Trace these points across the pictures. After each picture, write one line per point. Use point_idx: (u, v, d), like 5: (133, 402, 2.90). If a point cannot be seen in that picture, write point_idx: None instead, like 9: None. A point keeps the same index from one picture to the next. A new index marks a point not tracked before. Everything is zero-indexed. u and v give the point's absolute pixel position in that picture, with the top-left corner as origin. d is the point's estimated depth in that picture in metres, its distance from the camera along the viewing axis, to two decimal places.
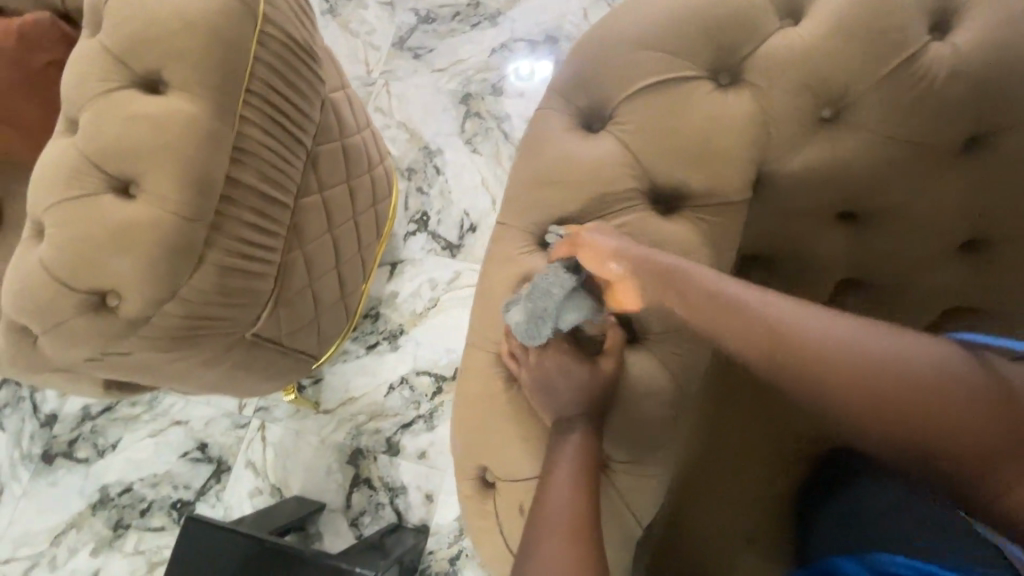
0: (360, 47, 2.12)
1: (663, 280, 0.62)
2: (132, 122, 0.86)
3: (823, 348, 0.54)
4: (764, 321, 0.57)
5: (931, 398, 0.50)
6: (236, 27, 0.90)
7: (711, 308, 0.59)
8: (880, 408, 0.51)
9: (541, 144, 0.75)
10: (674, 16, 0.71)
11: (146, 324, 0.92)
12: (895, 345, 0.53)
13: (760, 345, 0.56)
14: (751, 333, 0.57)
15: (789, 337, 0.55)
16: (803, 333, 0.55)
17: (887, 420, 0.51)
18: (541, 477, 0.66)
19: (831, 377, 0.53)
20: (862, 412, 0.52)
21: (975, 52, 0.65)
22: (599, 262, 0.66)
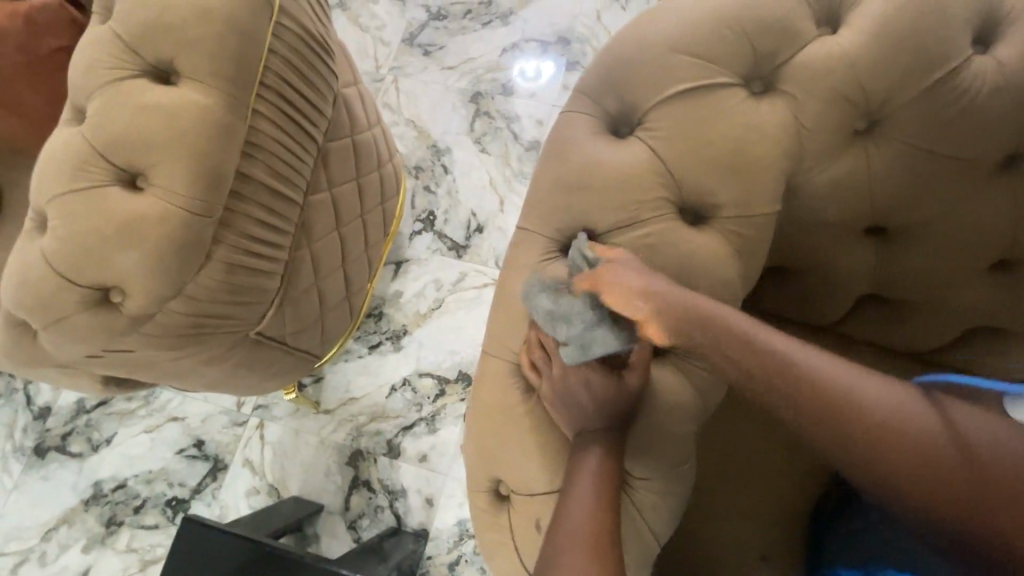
0: (369, 42, 2.09)
1: (701, 326, 0.61)
2: (142, 112, 0.83)
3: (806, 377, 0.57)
4: (810, 378, 0.57)
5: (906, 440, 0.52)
6: (252, 17, 0.87)
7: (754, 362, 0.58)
8: (926, 474, 0.52)
9: (567, 148, 0.73)
10: (708, 20, 0.69)
11: (150, 321, 0.89)
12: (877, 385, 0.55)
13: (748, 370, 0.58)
14: (796, 393, 0.56)
15: (834, 397, 0.55)
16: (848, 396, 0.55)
17: (924, 481, 0.52)
18: (559, 493, 0.64)
19: (875, 442, 0.53)
20: (904, 475, 0.52)
21: (1020, 67, 0.63)
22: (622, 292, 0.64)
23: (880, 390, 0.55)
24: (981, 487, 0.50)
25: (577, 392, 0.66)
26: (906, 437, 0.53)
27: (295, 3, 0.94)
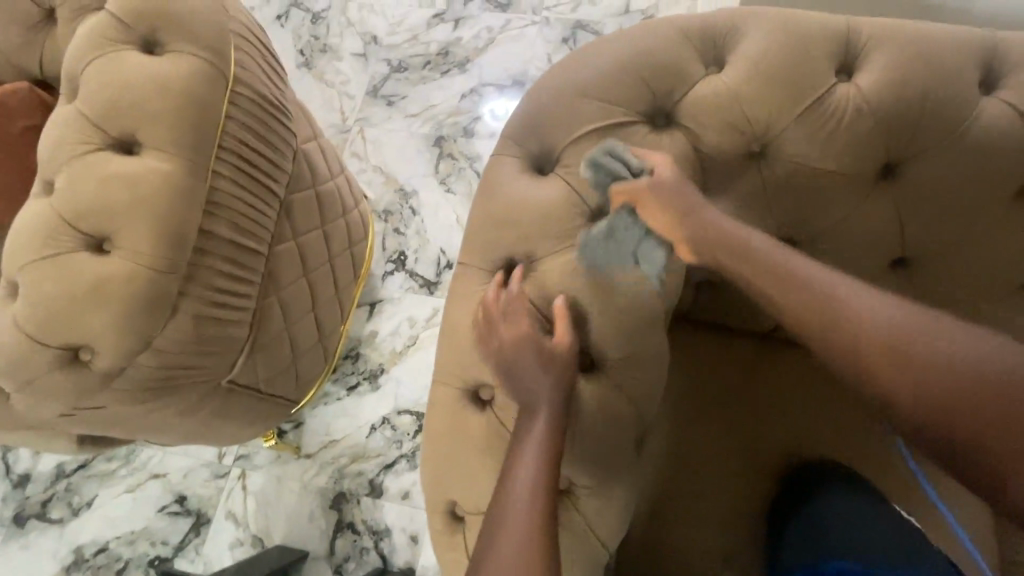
0: (335, 97, 2.20)
1: (737, 266, 0.72)
2: (106, 182, 0.90)
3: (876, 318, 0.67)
4: (856, 307, 0.68)
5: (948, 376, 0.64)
6: (206, 88, 0.95)
7: (788, 295, 0.70)
8: (925, 385, 0.64)
9: (497, 187, 0.81)
10: (610, 68, 0.78)
11: (121, 377, 0.93)
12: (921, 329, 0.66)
13: (822, 309, 0.68)
14: (821, 316, 0.68)
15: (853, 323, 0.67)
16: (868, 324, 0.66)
17: (957, 414, 0.63)
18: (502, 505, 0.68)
19: (881, 358, 0.66)
20: (934, 400, 0.64)
21: (879, 91, 0.72)
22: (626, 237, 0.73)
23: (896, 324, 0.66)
24: (966, 389, 0.63)
25: (518, 406, 0.73)
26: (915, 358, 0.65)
27: (248, 72, 1.02)
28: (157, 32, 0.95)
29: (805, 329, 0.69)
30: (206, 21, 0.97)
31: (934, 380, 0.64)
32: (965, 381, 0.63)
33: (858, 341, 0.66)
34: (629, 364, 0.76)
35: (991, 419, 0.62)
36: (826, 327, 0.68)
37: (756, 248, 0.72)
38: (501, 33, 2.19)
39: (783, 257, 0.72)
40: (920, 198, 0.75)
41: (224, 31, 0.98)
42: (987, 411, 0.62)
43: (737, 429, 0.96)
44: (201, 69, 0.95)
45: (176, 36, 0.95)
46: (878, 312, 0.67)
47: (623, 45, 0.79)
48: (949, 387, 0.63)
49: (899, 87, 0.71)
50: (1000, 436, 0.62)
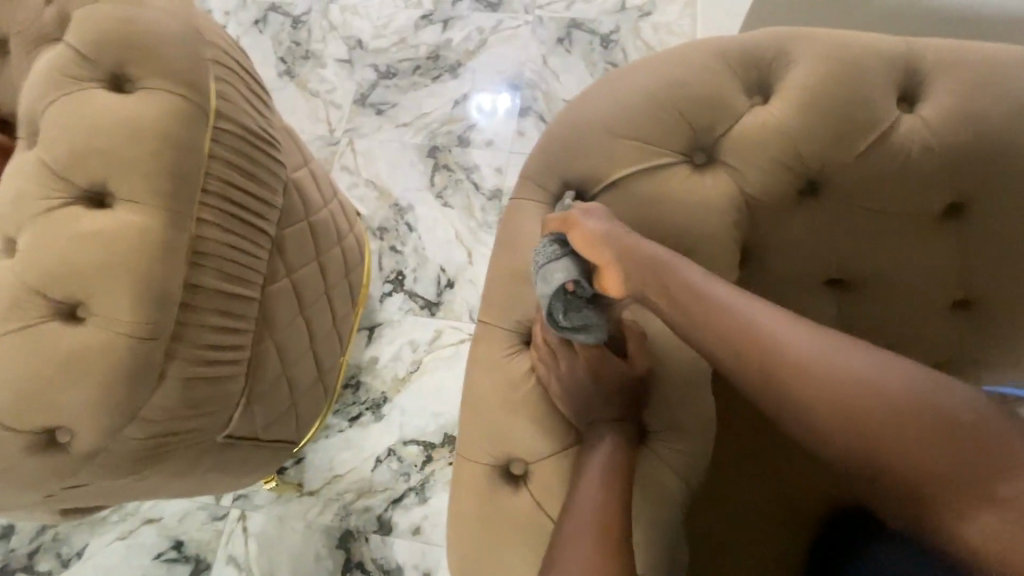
0: (320, 107, 2.08)
1: (679, 295, 0.60)
2: (76, 241, 0.80)
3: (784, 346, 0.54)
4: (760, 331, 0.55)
5: (885, 413, 0.49)
6: (185, 128, 0.84)
7: (712, 324, 0.57)
8: (864, 423, 0.49)
9: (520, 237, 0.72)
10: (642, 99, 0.70)
11: (104, 454, 0.85)
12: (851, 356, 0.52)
13: (728, 337, 0.57)
14: (738, 346, 0.56)
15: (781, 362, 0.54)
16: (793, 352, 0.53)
17: (909, 463, 0.47)
18: None
19: (823, 398, 0.51)
20: (871, 446, 0.49)
21: (947, 124, 0.64)
22: (588, 246, 0.64)
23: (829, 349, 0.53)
24: (907, 426, 0.48)
25: (559, 488, 0.66)
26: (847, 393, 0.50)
27: (231, 105, 0.92)
28: (125, 66, 0.84)
29: (717, 362, 0.58)
30: (180, 51, 0.86)
31: (877, 417, 0.49)
32: (919, 416, 0.48)
33: (784, 378, 0.53)
34: (679, 435, 0.68)
35: (952, 466, 0.46)
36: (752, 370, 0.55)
37: (678, 262, 0.62)
38: (493, 35, 2.09)
39: (728, 289, 0.60)
40: (992, 237, 0.67)
41: (201, 61, 0.88)
42: (946, 455, 0.46)
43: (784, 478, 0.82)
44: (178, 107, 0.85)
45: (147, 71, 0.84)
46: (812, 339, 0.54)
47: (655, 74, 0.71)
48: (901, 425, 0.48)
49: (968, 119, 0.64)
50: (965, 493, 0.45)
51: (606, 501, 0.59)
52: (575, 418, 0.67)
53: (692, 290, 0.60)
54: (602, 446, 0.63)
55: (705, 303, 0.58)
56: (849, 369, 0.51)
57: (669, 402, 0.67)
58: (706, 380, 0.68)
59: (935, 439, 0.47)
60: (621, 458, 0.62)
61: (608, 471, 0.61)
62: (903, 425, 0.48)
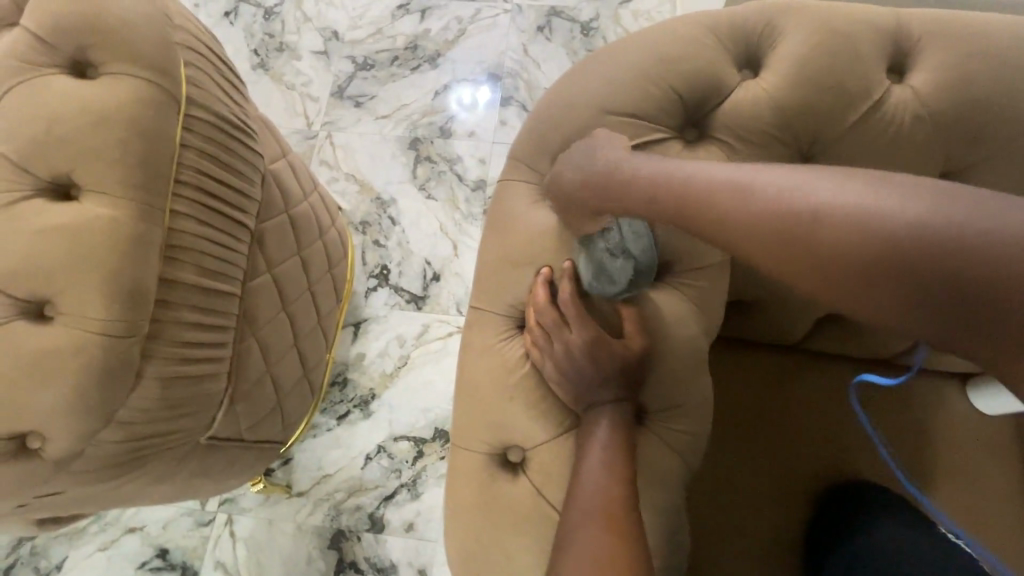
0: (297, 99, 2.03)
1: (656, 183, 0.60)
2: (40, 236, 0.75)
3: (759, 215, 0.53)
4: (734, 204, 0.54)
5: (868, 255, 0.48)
6: (154, 115, 0.80)
7: (699, 205, 0.56)
8: (883, 272, 0.47)
9: (511, 219, 0.70)
10: (631, 75, 0.68)
11: (79, 459, 0.81)
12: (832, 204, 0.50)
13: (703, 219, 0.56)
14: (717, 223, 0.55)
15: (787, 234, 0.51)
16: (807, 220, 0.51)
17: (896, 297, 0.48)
18: None
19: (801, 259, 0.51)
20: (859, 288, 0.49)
21: (938, 93, 0.64)
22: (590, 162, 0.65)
23: (842, 208, 0.50)
24: (892, 264, 0.47)
25: (558, 474, 0.64)
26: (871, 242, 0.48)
27: (201, 91, 0.88)
28: (87, 50, 0.80)
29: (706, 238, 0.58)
30: (145, 34, 0.82)
31: (883, 257, 0.47)
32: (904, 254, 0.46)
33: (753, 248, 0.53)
34: (679, 415, 0.67)
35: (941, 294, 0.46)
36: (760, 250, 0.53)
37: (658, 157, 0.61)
38: (472, 24, 2.06)
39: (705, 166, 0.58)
40: None
41: (169, 45, 0.84)
42: (933, 285, 0.46)
43: (770, 449, 0.87)
44: (145, 93, 0.80)
45: (111, 55, 0.80)
46: (821, 197, 0.51)
47: (644, 49, 0.69)
48: (900, 267, 0.46)
49: (959, 88, 0.64)
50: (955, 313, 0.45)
51: (606, 484, 0.58)
52: (571, 402, 0.65)
53: (694, 177, 0.58)
54: (602, 427, 0.62)
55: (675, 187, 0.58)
56: (873, 225, 0.48)
57: (668, 382, 0.66)
58: (703, 360, 0.67)
59: (950, 269, 0.45)
60: (620, 439, 0.61)
61: (608, 452, 0.60)
62: (902, 268, 0.46)
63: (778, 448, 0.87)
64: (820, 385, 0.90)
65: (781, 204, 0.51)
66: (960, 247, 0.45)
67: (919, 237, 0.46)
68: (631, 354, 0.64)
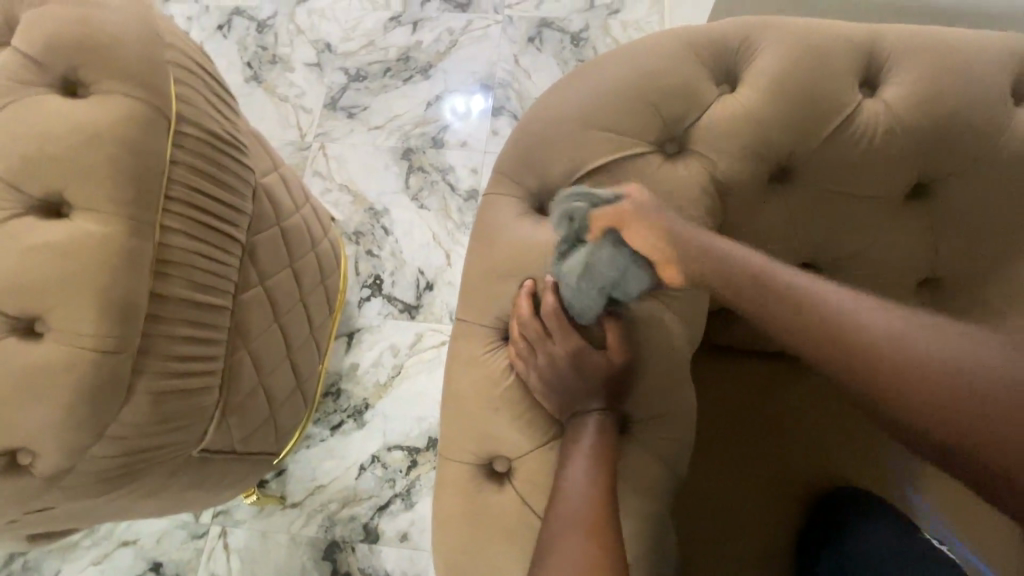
0: (290, 111, 2.04)
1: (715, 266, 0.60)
2: (31, 254, 0.76)
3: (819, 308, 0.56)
4: (797, 297, 0.58)
5: (921, 371, 0.52)
6: (144, 132, 0.82)
7: (760, 294, 0.59)
8: (920, 382, 0.51)
9: (496, 232, 0.72)
10: (612, 90, 0.69)
11: (70, 474, 0.81)
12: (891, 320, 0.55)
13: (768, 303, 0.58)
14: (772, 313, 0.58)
15: (847, 328, 0.55)
16: (861, 325, 0.55)
17: (946, 419, 0.50)
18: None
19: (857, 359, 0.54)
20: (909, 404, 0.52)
21: (909, 108, 0.66)
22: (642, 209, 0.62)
23: (894, 324, 0.54)
24: (948, 389, 0.51)
25: (543, 485, 0.65)
26: (917, 358, 0.52)
27: (192, 108, 0.89)
28: (78, 69, 0.81)
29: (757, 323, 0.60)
30: (135, 53, 0.83)
31: (933, 377, 0.51)
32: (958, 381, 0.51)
33: (813, 336, 0.56)
34: (662, 424, 0.68)
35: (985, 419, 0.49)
36: (810, 338, 0.56)
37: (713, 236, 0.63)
38: (464, 35, 2.08)
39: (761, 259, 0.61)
40: (954, 215, 0.69)
41: (160, 64, 0.85)
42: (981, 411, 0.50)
43: (759, 455, 0.88)
44: (137, 111, 0.82)
45: (102, 74, 0.81)
46: (879, 312, 0.55)
47: (625, 64, 0.70)
48: (953, 391, 0.51)
49: (928, 102, 0.66)
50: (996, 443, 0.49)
51: (591, 492, 0.59)
52: (557, 413, 0.66)
53: (758, 263, 0.60)
54: (586, 436, 0.63)
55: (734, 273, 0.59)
56: (923, 344, 0.53)
57: (652, 391, 0.67)
58: (685, 369, 0.68)
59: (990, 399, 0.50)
60: (604, 447, 0.62)
61: (593, 460, 0.61)
62: (955, 393, 0.50)
63: (767, 455, 0.88)
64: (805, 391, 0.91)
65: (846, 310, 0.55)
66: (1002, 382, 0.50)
67: (965, 368, 0.51)
68: (613, 360, 0.65)
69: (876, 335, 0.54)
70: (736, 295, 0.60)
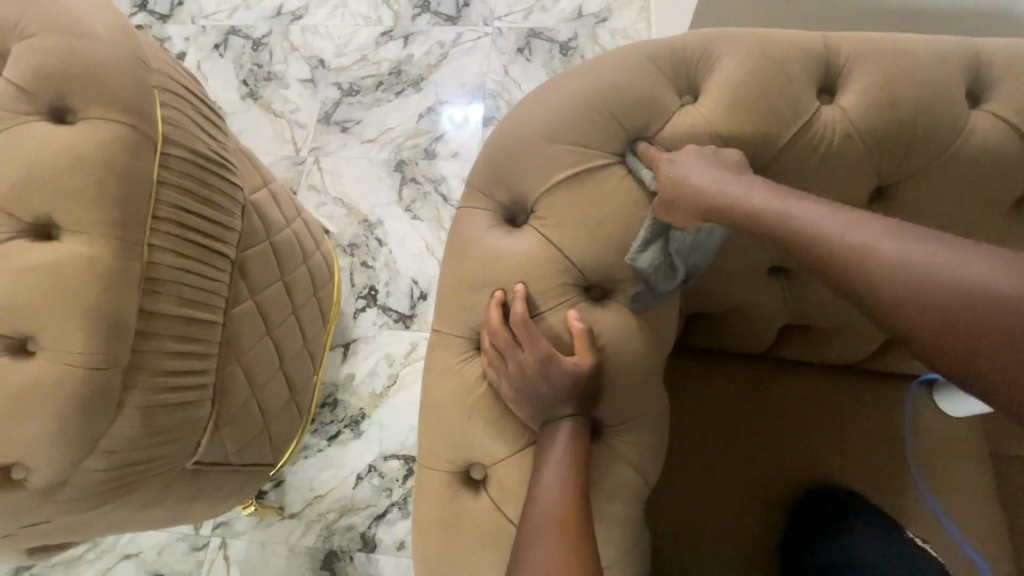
0: (285, 127, 2.08)
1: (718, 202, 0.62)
2: (22, 275, 0.79)
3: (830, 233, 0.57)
4: (807, 223, 0.58)
5: (918, 295, 0.52)
6: (130, 156, 0.84)
7: (766, 225, 0.60)
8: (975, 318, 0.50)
9: (468, 244, 0.73)
10: (577, 103, 0.71)
11: (63, 488, 0.83)
12: (890, 242, 0.55)
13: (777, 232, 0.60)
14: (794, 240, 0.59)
15: (897, 271, 0.54)
16: (922, 262, 0.53)
17: (942, 333, 0.52)
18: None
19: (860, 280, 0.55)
20: (907, 322, 0.53)
21: (867, 112, 0.67)
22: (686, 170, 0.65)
23: (947, 263, 0.52)
24: (946, 308, 0.51)
25: (516, 491, 0.67)
26: (980, 295, 0.50)
27: (177, 130, 0.92)
28: (65, 97, 0.84)
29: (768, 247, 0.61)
30: (121, 79, 0.86)
31: (926, 298, 0.52)
32: (954, 301, 0.51)
33: (821, 258, 0.57)
34: (633, 428, 0.69)
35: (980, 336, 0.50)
36: (866, 277, 0.55)
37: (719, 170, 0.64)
38: (454, 47, 2.12)
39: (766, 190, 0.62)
40: (914, 215, 0.71)
41: (145, 89, 0.88)
42: (976, 330, 0.50)
43: (739, 457, 0.89)
44: (123, 135, 0.85)
45: (89, 101, 0.84)
46: (920, 244, 0.54)
47: (591, 78, 0.72)
48: (951, 312, 0.51)
49: (886, 107, 0.67)
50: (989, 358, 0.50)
51: (561, 495, 0.61)
52: (528, 419, 0.67)
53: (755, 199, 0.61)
54: (556, 442, 0.64)
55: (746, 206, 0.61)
56: (939, 270, 0.53)
57: (621, 396, 0.69)
58: (653, 374, 0.70)
59: (984, 317, 0.50)
60: (574, 452, 0.64)
61: (562, 465, 0.62)
62: (952, 312, 0.51)
63: (747, 458, 0.89)
64: (787, 392, 0.92)
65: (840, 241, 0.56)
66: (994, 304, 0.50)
67: (961, 288, 0.51)
68: (582, 365, 0.66)
69: (941, 270, 0.52)
70: (792, 240, 0.59)
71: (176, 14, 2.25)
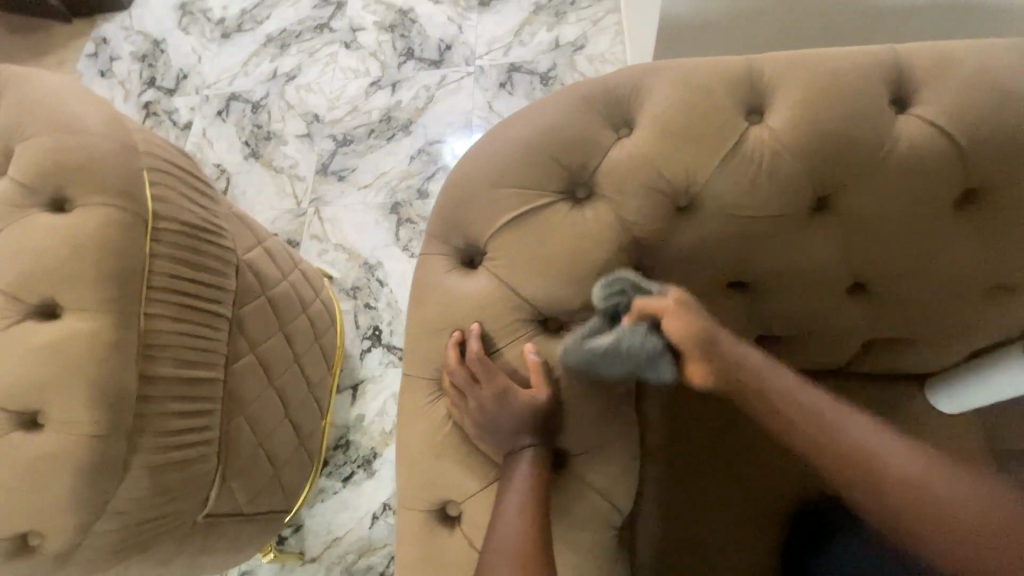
0: (286, 181, 2.19)
1: (716, 352, 0.69)
2: (31, 354, 0.86)
3: (798, 405, 0.67)
4: (780, 400, 0.68)
5: (866, 467, 0.63)
6: (125, 234, 0.92)
7: (749, 385, 0.68)
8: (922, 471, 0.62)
9: (429, 289, 0.77)
10: (518, 148, 0.75)
11: (79, 551, 0.88)
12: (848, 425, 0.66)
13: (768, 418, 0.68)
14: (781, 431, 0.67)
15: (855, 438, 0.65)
16: (868, 445, 0.64)
17: (893, 517, 0.62)
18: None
19: (830, 461, 0.65)
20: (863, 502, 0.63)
21: (793, 129, 0.70)
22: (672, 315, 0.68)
23: (892, 439, 0.65)
24: (887, 483, 0.62)
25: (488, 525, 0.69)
26: (926, 466, 0.62)
27: (168, 205, 0.99)
28: (63, 188, 0.92)
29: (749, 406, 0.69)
30: (110, 166, 0.94)
31: (872, 476, 0.63)
32: (892, 480, 0.62)
33: (796, 433, 0.67)
34: (598, 453, 0.72)
35: (924, 522, 0.61)
36: (835, 441, 0.65)
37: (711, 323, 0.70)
38: (439, 89, 2.21)
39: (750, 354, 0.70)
40: (857, 222, 0.72)
41: (135, 171, 0.96)
42: (924, 520, 0.61)
43: (729, 477, 0.89)
44: (115, 217, 0.92)
45: (83, 189, 0.92)
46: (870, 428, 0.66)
47: (530, 123, 0.76)
48: (895, 498, 0.62)
49: (812, 121, 0.69)
50: (933, 539, 0.60)
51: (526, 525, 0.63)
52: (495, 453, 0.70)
53: (739, 356, 0.69)
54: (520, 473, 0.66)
55: (732, 362, 0.69)
56: (893, 457, 0.64)
57: (585, 425, 0.71)
58: (615, 399, 0.72)
59: (915, 493, 0.61)
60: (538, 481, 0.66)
61: (526, 495, 0.64)
62: (901, 511, 0.61)
63: (737, 476, 0.89)
64: None
65: (807, 415, 0.67)
66: (935, 505, 0.61)
67: (908, 479, 0.62)
68: (540, 397, 0.69)
69: (880, 451, 0.64)
70: (765, 402, 0.68)
71: (181, 87, 2.35)
